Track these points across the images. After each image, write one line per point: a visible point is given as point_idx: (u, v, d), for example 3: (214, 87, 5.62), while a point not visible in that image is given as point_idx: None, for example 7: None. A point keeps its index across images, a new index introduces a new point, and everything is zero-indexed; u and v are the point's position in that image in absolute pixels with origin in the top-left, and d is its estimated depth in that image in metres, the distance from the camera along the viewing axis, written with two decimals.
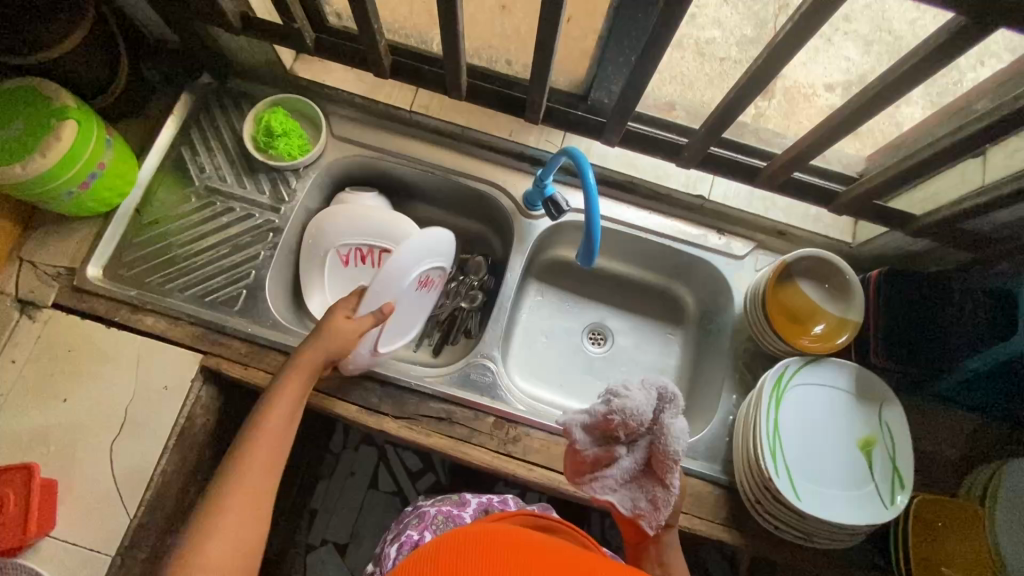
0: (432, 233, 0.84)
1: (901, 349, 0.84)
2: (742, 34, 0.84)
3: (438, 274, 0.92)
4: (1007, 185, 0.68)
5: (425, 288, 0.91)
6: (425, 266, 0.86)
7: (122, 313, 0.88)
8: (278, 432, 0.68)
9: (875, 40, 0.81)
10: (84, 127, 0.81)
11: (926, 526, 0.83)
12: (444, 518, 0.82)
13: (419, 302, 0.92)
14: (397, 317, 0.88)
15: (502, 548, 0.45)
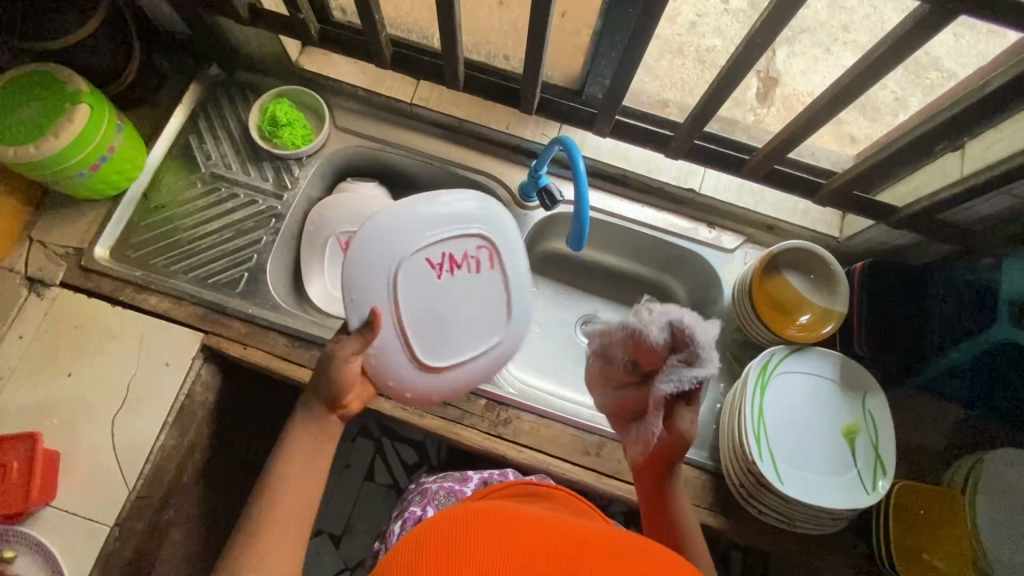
0: (411, 207, 0.71)
1: (880, 338, 0.88)
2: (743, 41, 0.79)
3: (472, 248, 0.74)
4: (979, 175, 0.70)
5: (458, 268, 0.74)
6: (421, 242, 0.71)
7: (127, 293, 0.91)
8: (306, 474, 0.57)
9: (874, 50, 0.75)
10: (96, 110, 0.84)
11: (907, 512, 0.84)
12: (447, 494, 0.85)
13: (476, 293, 0.75)
14: (444, 316, 0.73)
15: (500, 524, 0.44)
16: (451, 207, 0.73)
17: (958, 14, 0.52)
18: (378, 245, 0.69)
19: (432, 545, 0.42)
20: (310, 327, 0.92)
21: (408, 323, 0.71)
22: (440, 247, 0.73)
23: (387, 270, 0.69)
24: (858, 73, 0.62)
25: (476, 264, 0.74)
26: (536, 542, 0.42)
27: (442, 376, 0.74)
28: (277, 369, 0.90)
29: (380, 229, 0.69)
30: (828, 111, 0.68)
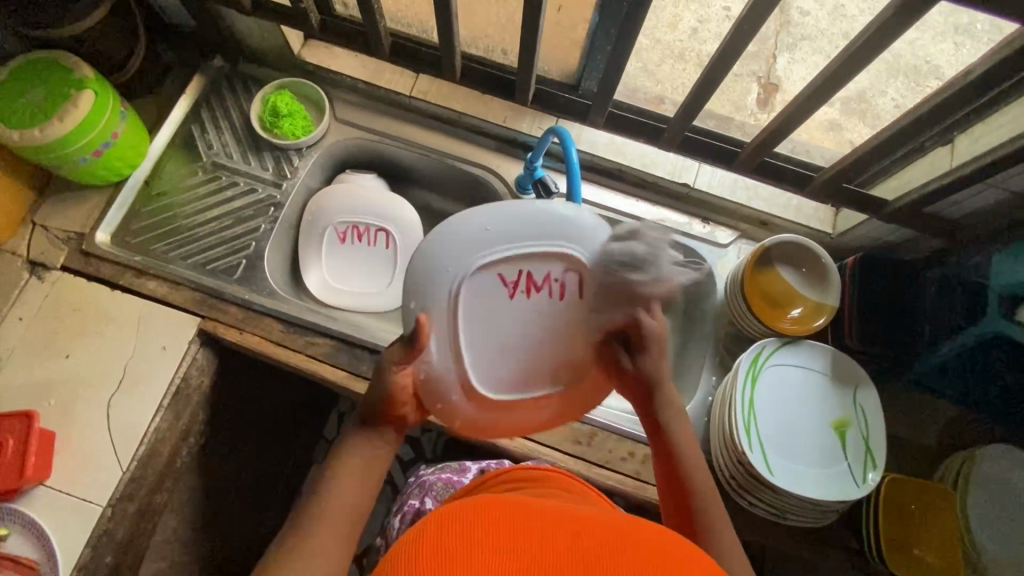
0: (489, 216, 0.64)
1: (870, 331, 0.88)
2: None
3: (555, 273, 0.64)
4: (966, 166, 0.71)
5: (535, 293, 0.65)
6: (492, 256, 0.64)
7: (127, 277, 0.92)
8: (357, 478, 0.56)
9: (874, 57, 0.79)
10: (101, 97, 0.85)
11: (900, 510, 0.82)
12: (444, 486, 0.85)
13: (551, 322, 0.65)
14: (508, 342, 0.65)
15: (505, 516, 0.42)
16: (535, 222, 0.64)
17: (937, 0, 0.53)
18: (446, 253, 0.64)
19: (426, 545, 0.39)
20: (306, 314, 0.93)
21: (466, 344, 0.65)
22: (517, 265, 0.64)
23: (450, 283, 0.64)
24: (843, 61, 0.63)
25: (556, 290, 0.64)
26: (537, 537, 0.40)
27: (497, 408, 0.67)
28: (272, 354, 0.90)
29: (452, 236, 0.64)
30: (816, 101, 0.69)
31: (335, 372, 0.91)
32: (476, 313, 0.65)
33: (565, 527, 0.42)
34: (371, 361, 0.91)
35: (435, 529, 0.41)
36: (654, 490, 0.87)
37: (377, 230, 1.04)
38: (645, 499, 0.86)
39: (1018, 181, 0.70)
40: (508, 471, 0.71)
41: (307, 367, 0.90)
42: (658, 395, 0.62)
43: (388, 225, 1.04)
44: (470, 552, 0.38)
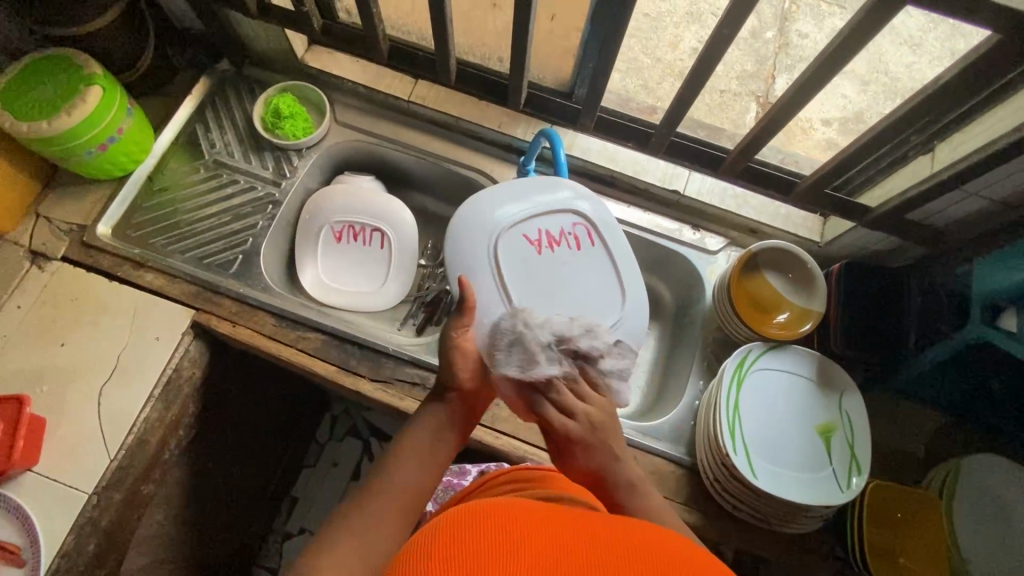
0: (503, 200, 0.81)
1: (855, 337, 0.88)
2: (744, 69, 1.10)
3: (569, 227, 0.83)
4: (945, 170, 0.72)
5: (558, 243, 0.81)
6: (514, 225, 0.80)
7: (125, 269, 0.94)
8: (426, 453, 0.61)
9: (870, 80, 0.98)
10: (108, 93, 0.88)
11: (884, 517, 0.82)
12: (445, 489, 0.85)
13: (581, 265, 0.81)
14: (554, 287, 0.79)
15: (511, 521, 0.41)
16: (536, 188, 0.83)
17: (905, 5, 0.55)
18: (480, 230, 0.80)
19: (439, 545, 0.40)
20: (299, 309, 0.95)
21: (519, 295, 0.77)
22: (537, 226, 0.81)
23: (488, 249, 0.78)
24: (820, 65, 0.65)
25: (573, 238, 0.82)
26: (553, 539, 0.40)
27: None
28: (264, 347, 0.92)
29: (479, 213, 0.80)
30: (795, 106, 0.72)
31: (324, 366, 0.92)
32: (518, 266, 0.79)
33: (579, 531, 0.42)
34: (360, 356, 0.92)
35: (448, 528, 0.41)
36: None
37: (372, 230, 1.06)
38: None
39: (997, 189, 0.71)
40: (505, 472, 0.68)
41: (298, 361, 0.91)
42: (610, 487, 0.60)
43: (384, 226, 1.06)
44: (485, 552, 0.38)
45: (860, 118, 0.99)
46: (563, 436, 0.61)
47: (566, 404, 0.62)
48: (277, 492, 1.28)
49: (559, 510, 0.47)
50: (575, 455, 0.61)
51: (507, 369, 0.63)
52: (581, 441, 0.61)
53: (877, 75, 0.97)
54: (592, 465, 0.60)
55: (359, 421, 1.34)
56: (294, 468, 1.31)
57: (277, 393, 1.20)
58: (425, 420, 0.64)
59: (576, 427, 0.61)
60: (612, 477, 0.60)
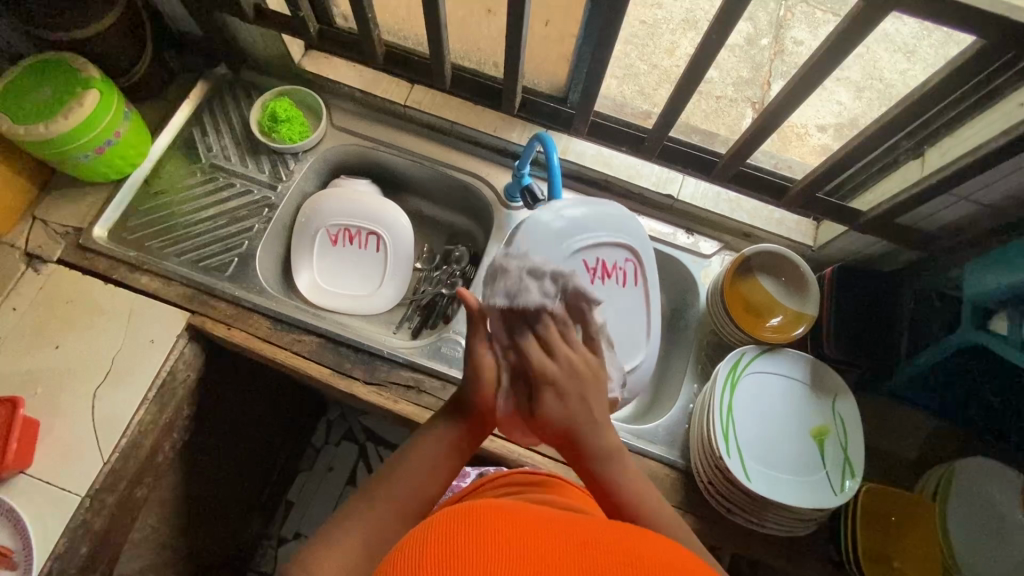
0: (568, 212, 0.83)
1: (848, 341, 0.88)
2: (740, 75, 1.11)
3: (620, 261, 0.87)
4: (935, 174, 0.73)
5: (609, 276, 0.85)
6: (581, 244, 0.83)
7: (120, 271, 0.95)
8: (432, 468, 0.60)
9: (866, 87, 0.99)
10: (106, 97, 0.89)
11: (880, 523, 0.82)
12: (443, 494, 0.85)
13: (621, 302, 0.86)
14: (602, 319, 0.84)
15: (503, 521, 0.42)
16: (602, 216, 0.85)
17: (891, 11, 0.56)
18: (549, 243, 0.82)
19: (431, 545, 0.40)
20: (294, 311, 0.95)
21: None
22: (596, 255, 0.84)
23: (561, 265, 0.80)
24: (809, 70, 0.66)
25: (622, 273, 0.86)
26: (543, 542, 0.40)
27: None
28: (259, 351, 0.92)
29: (549, 228, 0.81)
30: (785, 111, 0.72)
31: (319, 369, 0.92)
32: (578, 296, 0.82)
33: (569, 536, 0.41)
34: (355, 359, 0.92)
35: (440, 529, 0.41)
36: None
37: (368, 233, 1.07)
38: None
39: (987, 193, 0.72)
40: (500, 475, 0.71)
41: (292, 364, 0.92)
42: (581, 446, 0.59)
43: (379, 229, 1.07)
44: (475, 553, 0.38)
45: (855, 124, 1.00)
46: (537, 377, 0.61)
47: (550, 342, 0.63)
48: (273, 497, 1.28)
49: (551, 515, 0.47)
50: (546, 397, 0.60)
51: (499, 296, 0.70)
52: (556, 385, 0.60)
53: (871, 81, 0.98)
54: (560, 409, 0.60)
55: (355, 426, 1.36)
56: (289, 472, 1.31)
57: (273, 396, 1.20)
58: (436, 435, 0.63)
59: (554, 369, 0.61)
60: (582, 430, 0.59)
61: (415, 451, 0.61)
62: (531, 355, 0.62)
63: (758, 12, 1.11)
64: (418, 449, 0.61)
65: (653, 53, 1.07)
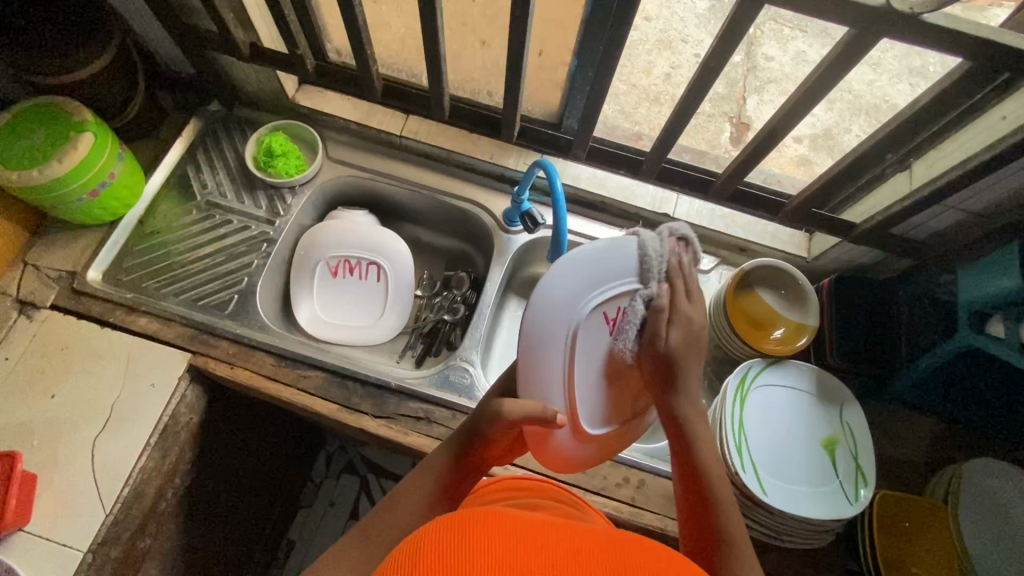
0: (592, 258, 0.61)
1: (852, 350, 0.89)
2: (717, 92, 1.15)
3: None
4: (924, 187, 0.76)
5: None
6: (602, 296, 0.61)
7: (117, 315, 0.92)
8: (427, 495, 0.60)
9: (837, 99, 1.03)
10: (100, 139, 0.88)
11: (898, 537, 0.82)
12: None
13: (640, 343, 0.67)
14: None
15: (488, 525, 0.42)
16: None
17: (881, 36, 0.58)
18: (563, 292, 0.60)
19: (426, 550, 0.40)
20: (298, 346, 0.93)
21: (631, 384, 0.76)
22: None
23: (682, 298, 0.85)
24: (802, 93, 0.68)
25: None
26: (538, 551, 0.39)
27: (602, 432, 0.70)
28: (262, 388, 0.90)
29: None
30: (778, 133, 0.75)
31: (325, 404, 0.90)
32: None
33: (565, 546, 0.41)
34: (363, 393, 0.91)
35: (436, 536, 0.41)
36: (649, 517, 0.86)
37: (369, 263, 1.07)
38: (640, 526, 0.86)
39: (976, 201, 0.75)
40: (495, 480, 0.76)
41: (297, 400, 0.90)
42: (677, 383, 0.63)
43: (379, 259, 1.07)
44: (470, 559, 0.38)
45: (829, 134, 1.04)
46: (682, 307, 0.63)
47: (690, 289, 0.65)
48: (273, 537, 1.24)
49: (540, 520, 0.46)
50: (677, 330, 0.63)
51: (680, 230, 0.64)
52: (689, 322, 0.63)
53: (841, 93, 1.02)
54: (681, 343, 0.63)
55: (355, 457, 1.33)
56: (289, 510, 1.27)
57: (273, 434, 1.17)
58: (437, 457, 0.64)
59: (691, 310, 0.63)
60: (682, 370, 0.63)
61: (420, 473, 0.62)
62: (677, 301, 0.63)
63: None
64: (422, 471, 0.62)
65: (633, 73, 1.11)
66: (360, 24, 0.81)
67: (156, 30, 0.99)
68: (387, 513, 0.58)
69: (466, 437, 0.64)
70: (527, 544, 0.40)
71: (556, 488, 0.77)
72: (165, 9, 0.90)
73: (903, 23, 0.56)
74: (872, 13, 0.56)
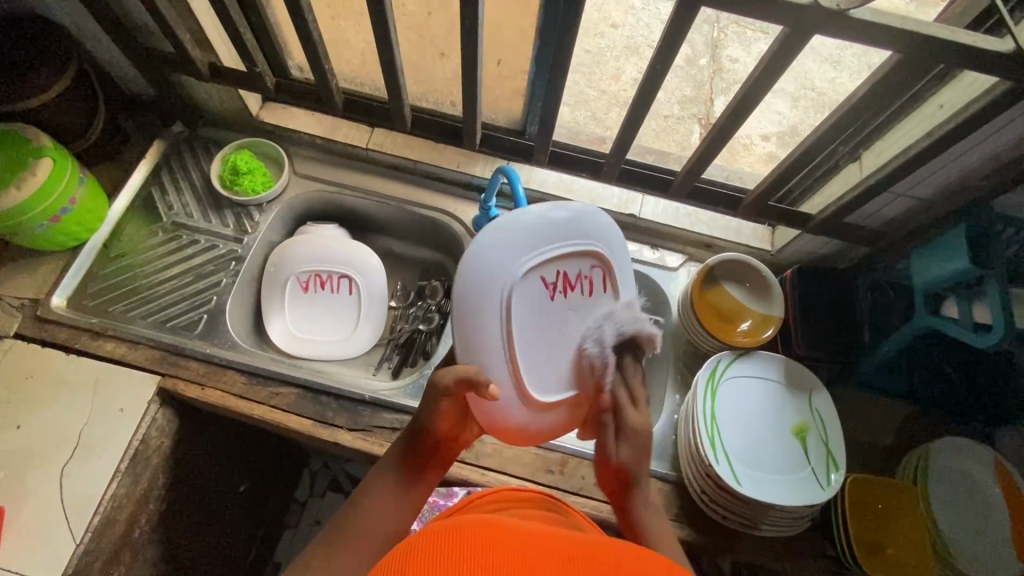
0: (557, 212, 0.66)
1: (816, 338, 0.91)
2: (684, 94, 1.17)
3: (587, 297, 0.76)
4: (872, 176, 0.78)
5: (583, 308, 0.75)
6: (535, 259, 0.64)
7: (83, 340, 0.91)
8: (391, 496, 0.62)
9: (800, 97, 1.06)
10: (60, 165, 0.87)
11: (871, 515, 0.83)
12: None
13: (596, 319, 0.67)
14: None
15: (482, 540, 0.41)
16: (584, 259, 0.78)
17: (813, 33, 0.60)
18: (512, 235, 0.64)
19: (418, 560, 0.39)
20: (270, 363, 0.93)
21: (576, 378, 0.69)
22: (555, 266, 0.65)
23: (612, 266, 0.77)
24: (748, 90, 0.70)
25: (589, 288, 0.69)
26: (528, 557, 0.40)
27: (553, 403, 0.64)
28: (234, 408, 0.89)
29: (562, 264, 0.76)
30: (729, 130, 0.77)
31: (298, 420, 0.90)
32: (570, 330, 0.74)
33: (557, 553, 0.41)
34: (337, 406, 0.91)
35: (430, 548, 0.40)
36: None
37: (340, 277, 1.07)
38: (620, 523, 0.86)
39: (920, 188, 0.78)
40: (495, 489, 0.75)
41: (268, 418, 0.89)
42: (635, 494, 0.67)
43: (351, 272, 1.07)
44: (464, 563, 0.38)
45: (796, 131, 1.07)
46: (631, 424, 0.64)
47: (636, 396, 0.64)
48: (258, 560, 1.22)
49: (529, 531, 0.46)
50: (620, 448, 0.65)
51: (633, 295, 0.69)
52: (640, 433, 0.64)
53: (806, 91, 1.04)
54: (632, 457, 0.65)
55: (339, 474, 1.32)
56: (274, 532, 1.26)
57: (253, 455, 1.15)
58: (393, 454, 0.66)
59: (641, 420, 0.64)
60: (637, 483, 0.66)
61: (381, 469, 0.65)
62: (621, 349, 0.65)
63: (694, 36, 1.16)
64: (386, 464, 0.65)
65: (601, 78, 1.13)
66: (315, 39, 0.81)
67: (114, 54, 0.99)
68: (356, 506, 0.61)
69: (412, 438, 0.66)
70: (518, 555, 0.40)
71: (547, 497, 0.78)
72: (119, 33, 0.90)
73: (834, 21, 0.58)
74: (804, 12, 0.57)
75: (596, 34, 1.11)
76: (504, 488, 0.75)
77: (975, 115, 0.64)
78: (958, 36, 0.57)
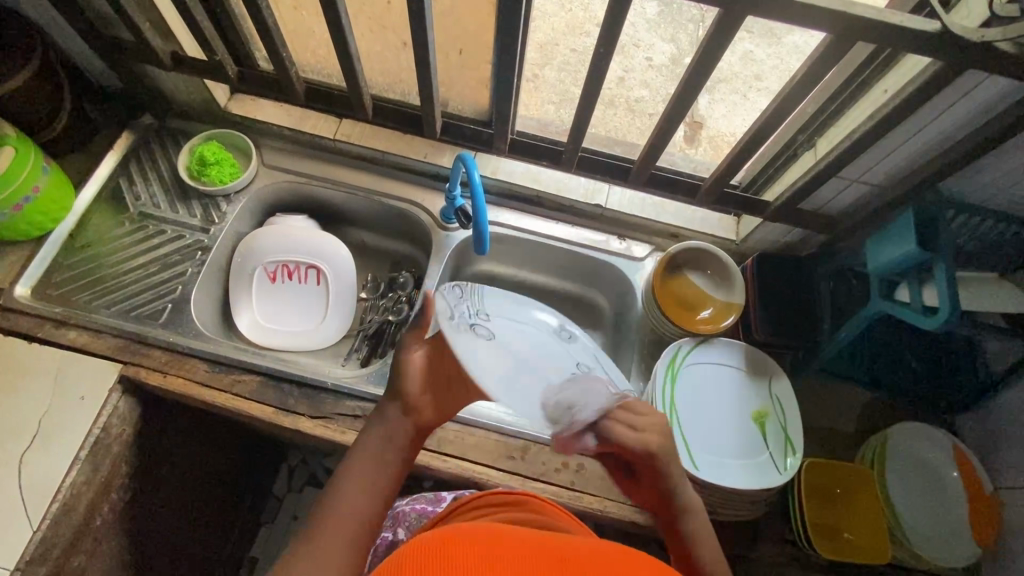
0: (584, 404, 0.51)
1: (776, 325, 0.92)
2: (665, 91, 1.09)
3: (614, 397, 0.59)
4: (823, 162, 0.79)
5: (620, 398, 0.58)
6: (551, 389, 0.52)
7: (45, 329, 0.92)
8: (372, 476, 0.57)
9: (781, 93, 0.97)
10: (21, 153, 0.87)
11: (825, 501, 0.84)
12: (418, 516, 0.81)
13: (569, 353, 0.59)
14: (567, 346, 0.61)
15: (461, 549, 0.38)
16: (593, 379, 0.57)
17: (747, 15, 0.61)
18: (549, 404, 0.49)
19: None
20: (232, 352, 0.93)
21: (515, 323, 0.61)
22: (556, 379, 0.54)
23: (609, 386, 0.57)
24: (694, 73, 0.71)
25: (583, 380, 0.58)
26: (516, 556, 0.38)
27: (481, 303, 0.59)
28: (197, 395, 0.90)
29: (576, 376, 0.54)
30: (678, 115, 0.78)
31: (260, 408, 0.90)
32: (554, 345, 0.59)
33: (542, 557, 0.39)
34: (299, 394, 0.91)
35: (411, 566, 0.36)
36: (587, 499, 0.87)
37: (308, 267, 1.07)
38: (579, 508, 0.87)
39: (872, 173, 0.79)
40: (475, 497, 0.73)
41: (229, 406, 0.90)
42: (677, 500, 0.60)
43: (319, 262, 1.07)
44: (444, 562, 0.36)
45: None
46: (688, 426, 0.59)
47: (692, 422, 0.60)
48: (234, 555, 1.22)
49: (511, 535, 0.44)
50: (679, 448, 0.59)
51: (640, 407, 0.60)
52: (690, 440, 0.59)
53: None
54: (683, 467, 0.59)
55: (317, 469, 1.32)
56: (251, 527, 1.26)
57: (227, 449, 1.15)
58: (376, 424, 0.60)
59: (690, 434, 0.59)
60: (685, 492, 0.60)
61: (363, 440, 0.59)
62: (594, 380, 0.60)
63: (679, 34, 1.07)
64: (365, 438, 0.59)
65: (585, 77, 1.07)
66: (270, 29, 0.82)
67: (80, 44, 0.99)
68: (346, 494, 0.55)
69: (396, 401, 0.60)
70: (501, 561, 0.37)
71: (535, 497, 0.74)
72: (81, 22, 0.90)
73: (763, 4, 0.59)
74: None
75: (580, 33, 1.05)
76: (486, 492, 0.73)
77: (909, 97, 0.65)
78: (887, 17, 0.57)
